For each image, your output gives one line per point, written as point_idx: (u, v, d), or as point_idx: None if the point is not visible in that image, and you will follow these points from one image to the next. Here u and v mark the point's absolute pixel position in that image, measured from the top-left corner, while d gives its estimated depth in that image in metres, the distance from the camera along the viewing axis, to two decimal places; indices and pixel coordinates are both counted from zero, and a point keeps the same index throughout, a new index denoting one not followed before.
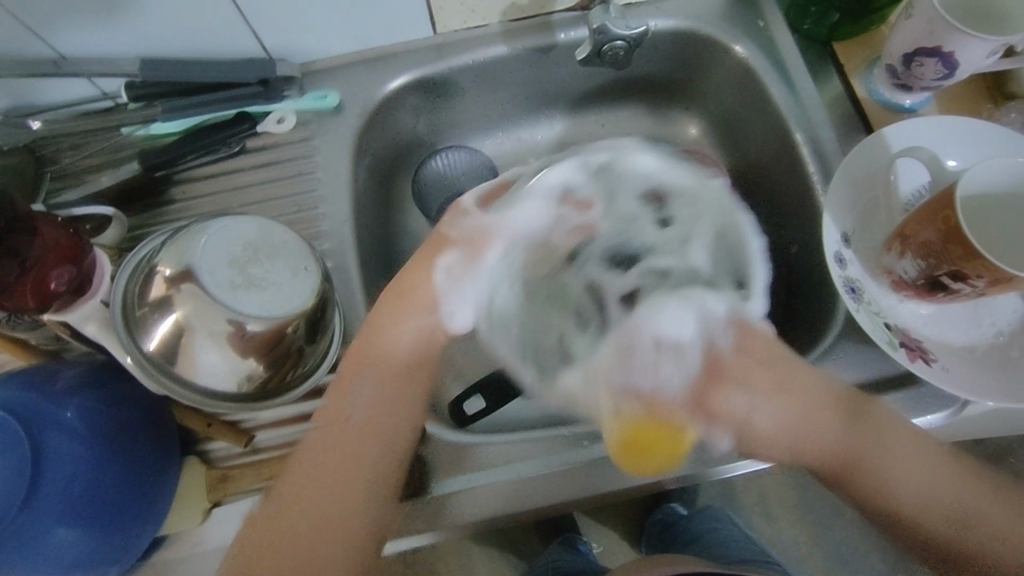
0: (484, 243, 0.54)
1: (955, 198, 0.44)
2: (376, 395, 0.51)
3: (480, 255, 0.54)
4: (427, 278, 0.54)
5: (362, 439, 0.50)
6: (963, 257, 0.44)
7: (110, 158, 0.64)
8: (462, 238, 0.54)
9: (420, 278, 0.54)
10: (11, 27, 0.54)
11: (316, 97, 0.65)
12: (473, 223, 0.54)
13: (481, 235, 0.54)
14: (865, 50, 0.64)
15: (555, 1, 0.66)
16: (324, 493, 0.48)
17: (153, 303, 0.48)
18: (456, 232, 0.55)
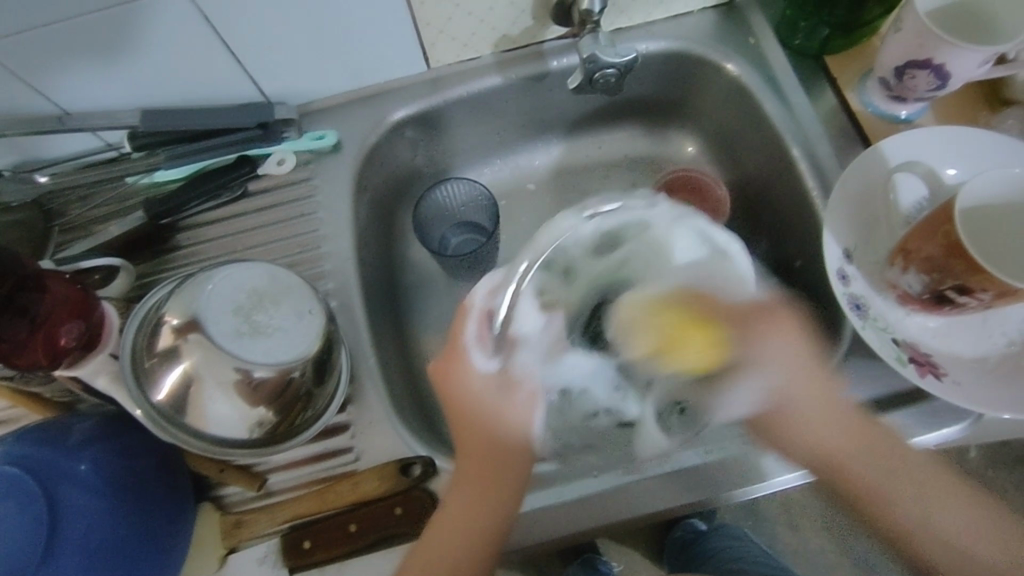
0: (513, 387, 0.48)
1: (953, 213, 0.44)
2: (465, 464, 0.49)
3: (519, 385, 0.48)
4: (471, 402, 0.48)
5: (462, 500, 0.48)
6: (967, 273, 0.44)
7: (115, 209, 0.65)
8: (477, 345, 0.48)
9: (470, 391, 0.48)
10: (16, 86, 0.55)
11: (314, 137, 0.66)
12: (488, 352, 0.48)
13: (510, 360, 0.48)
14: (859, 63, 0.64)
15: (546, 31, 0.66)
16: (451, 532, 0.47)
17: (161, 353, 0.48)
18: (482, 371, 0.48)
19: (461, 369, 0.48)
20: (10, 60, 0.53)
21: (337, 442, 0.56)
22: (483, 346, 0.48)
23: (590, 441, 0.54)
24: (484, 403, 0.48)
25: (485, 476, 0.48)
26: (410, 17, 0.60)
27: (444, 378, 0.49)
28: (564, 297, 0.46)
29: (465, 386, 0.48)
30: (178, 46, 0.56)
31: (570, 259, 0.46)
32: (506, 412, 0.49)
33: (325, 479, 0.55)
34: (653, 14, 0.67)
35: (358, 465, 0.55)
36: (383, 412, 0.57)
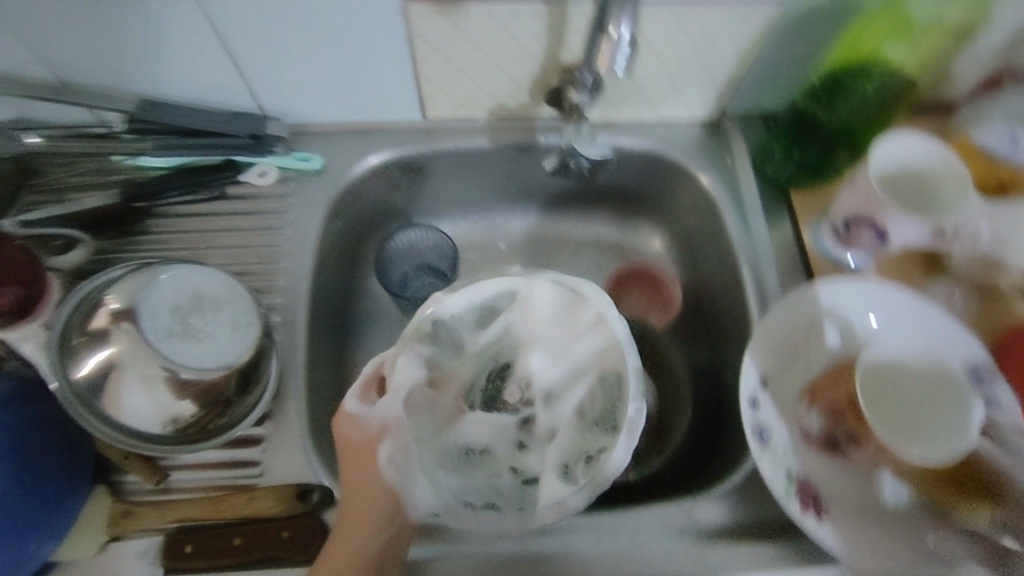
0: (390, 436, 0.54)
1: None
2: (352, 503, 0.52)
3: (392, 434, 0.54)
4: (358, 438, 0.53)
5: (360, 512, 0.51)
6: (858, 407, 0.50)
7: (94, 182, 0.67)
8: (358, 394, 0.55)
9: (353, 431, 0.53)
10: (27, 52, 0.58)
11: (301, 158, 0.69)
12: (366, 401, 0.55)
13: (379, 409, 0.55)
14: (821, 202, 0.67)
15: (540, 109, 0.70)
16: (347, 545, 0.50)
17: (90, 335, 0.50)
18: (364, 417, 0.54)
19: (343, 426, 0.54)
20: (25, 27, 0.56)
21: (245, 454, 0.57)
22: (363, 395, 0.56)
23: (492, 501, 0.54)
24: (359, 444, 0.53)
25: (355, 514, 0.51)
26: (413, 69, 0.64)
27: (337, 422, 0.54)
28: (454, 365, 0.61)
29: (353, 429, 0.54)
30: (188, 49, 0.60)
31: (451, 329, 0.59)
32: (376, 461, 0.53)
33: (224, 487, 0.56)
34: (642, 115, 0.71)
35: (259, 481, 0.56)
36: (297, 434, 0.58)
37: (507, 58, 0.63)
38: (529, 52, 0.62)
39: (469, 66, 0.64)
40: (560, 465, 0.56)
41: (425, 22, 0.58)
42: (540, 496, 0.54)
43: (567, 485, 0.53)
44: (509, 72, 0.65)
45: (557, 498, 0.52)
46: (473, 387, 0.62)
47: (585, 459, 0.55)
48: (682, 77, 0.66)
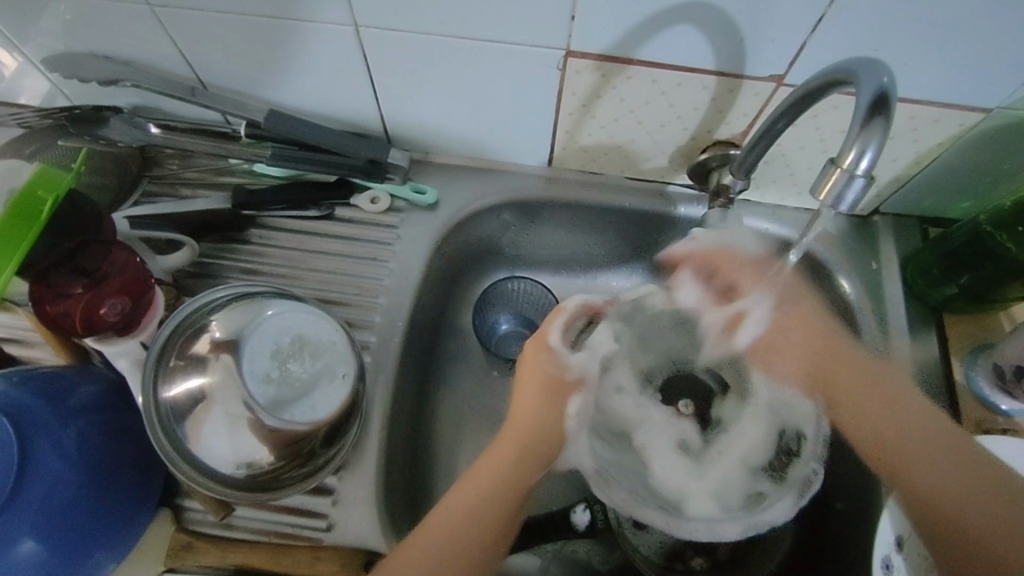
0: (574, 392, 0.56)
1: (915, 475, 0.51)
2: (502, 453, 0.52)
3: (571, 396, 0.55)
4: (545, 375, 0.55)
5: (478, 488, 0.50)
6: (966, 512, 0.48)
7: (206, 181, 0.66)
8: (563, 328, 0.57)
9: (548, 368, 0.55)
10: (169, 48, 0.57)
11: (416, 190, 0.65)
12: (564, 342, 0.57)
13: (581, 363, 0.57)
14: (977, 333, 0.60)
15: (676, 176, 0.65)
16: (449, 530, 0.47)
17: (189, 359, 0.48)
18: (569, 360, 0.56)
19: (540, 358, 0.56)
20: (172, 25, 0.54)
21: (315, 503, 0.54)
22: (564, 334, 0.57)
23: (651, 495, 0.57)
24: (555, 380, 0.55)
25: (533, 453, 0.52)
26: (553, 121, 0.60)
27: (529, 362, 0.56)
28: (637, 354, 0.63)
29: (541, 365, 0.55)
30: (328, 68, 0.57)
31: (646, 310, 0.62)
32: (570, 407, 0.55)
33: (287, 537, 0.53)
34: (786, 200, 0.65)
35: (326, 536, 0.53)
36: (371, 491, 0.54)
37: (658, 125, 0.58)
38: (684, 122, 0.57)
39: (614, 125, 0.59)
40: (715, 491, 0.58)
41: (579, 78, 0.54)
42: (687, 506, 0.57)
43: (720, 507, 0.56)
44: (654, 138, 0.60)
45: (708, 521, 0.56)
46: (655, 376, 0.65)
47: (745, 496, 0.57)
48: None
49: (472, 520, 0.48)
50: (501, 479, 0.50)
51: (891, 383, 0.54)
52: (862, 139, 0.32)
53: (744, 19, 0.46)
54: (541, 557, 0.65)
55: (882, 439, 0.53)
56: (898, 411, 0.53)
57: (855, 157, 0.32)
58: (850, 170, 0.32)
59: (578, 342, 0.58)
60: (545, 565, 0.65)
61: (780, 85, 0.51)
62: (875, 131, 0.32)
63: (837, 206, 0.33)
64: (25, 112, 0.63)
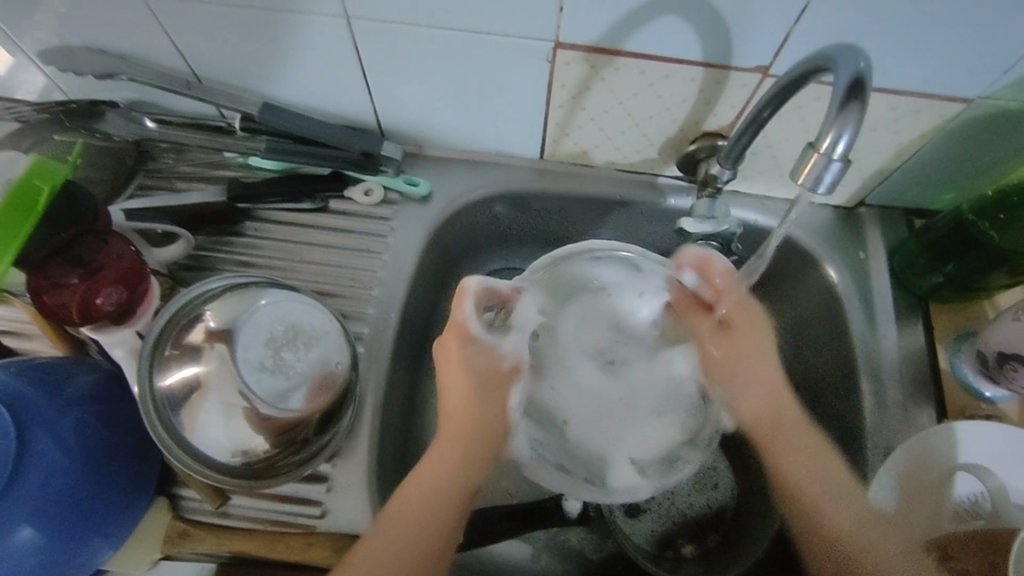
0: (510, 383, 0.55)
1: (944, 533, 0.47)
2: (448, 448, 0.52)
3: (505, 367, 0.55)
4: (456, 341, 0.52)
5: (429, 479, 0.50)
6: (837, 537, 0.48)
7: (201, 174, 0.66)
8: (473, 316, 0.53)
9: (469, 355, 0.52)
10: (163, 42, 0.57)
11: (409, 182, 0.66)
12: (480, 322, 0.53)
13: (502, 339, 0.56)
14: (961, 321, 0.61)
15: (665, 168, 0.65)
16: (402, 545, 0.48)
17: (184, 348, 0.49)
18: (484, 342, 0.54)
19: (449, 341, 0.52)
20: (168, 18, 0.55)
21: (309, 491, 0.55)
22: (474, 302, 0.52)
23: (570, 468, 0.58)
24: (488, 372, 0.54)
25: (458, 444, 0.52)
26: (543, 113, 0.60)
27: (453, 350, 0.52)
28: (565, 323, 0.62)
29: (460, 356, 0.52)
30: (320, 60, 0.58)
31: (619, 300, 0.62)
32: (511, 400, 0.55)
33: (282, 524, 0.54)
34: (774, 191, 0.66)
35: (319, 523, 0.54)
36: (364, 479, 0.55)
37: (646, 117, 0.58)
38: (672, 113, 0.57)
39: (603, 117, 0.60)
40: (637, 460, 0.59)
41: (569, 70, 0.54)
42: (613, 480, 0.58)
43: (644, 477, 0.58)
44: (644, 130, 0.60)
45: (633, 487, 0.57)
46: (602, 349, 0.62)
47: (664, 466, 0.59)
48: None
49: (418, 521, 0.49)
50: (446, 476, 0.51)
51: (801, 436, 0.52)
52: (838, 124, 0.34)
53: (731, 11, 0.47)
54: (533, 545, 0.66)
55: (766, 421, 0.53)
56: (764, 389, 0.54)
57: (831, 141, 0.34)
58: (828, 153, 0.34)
59: (504, 324, 0.57)
60: (537, 553, 0.66)
61: (766, 76, 0.52)
62: (851, 115, 0.33)
63: (815, 187, 0.35)
64: (21, 107, 0.64)
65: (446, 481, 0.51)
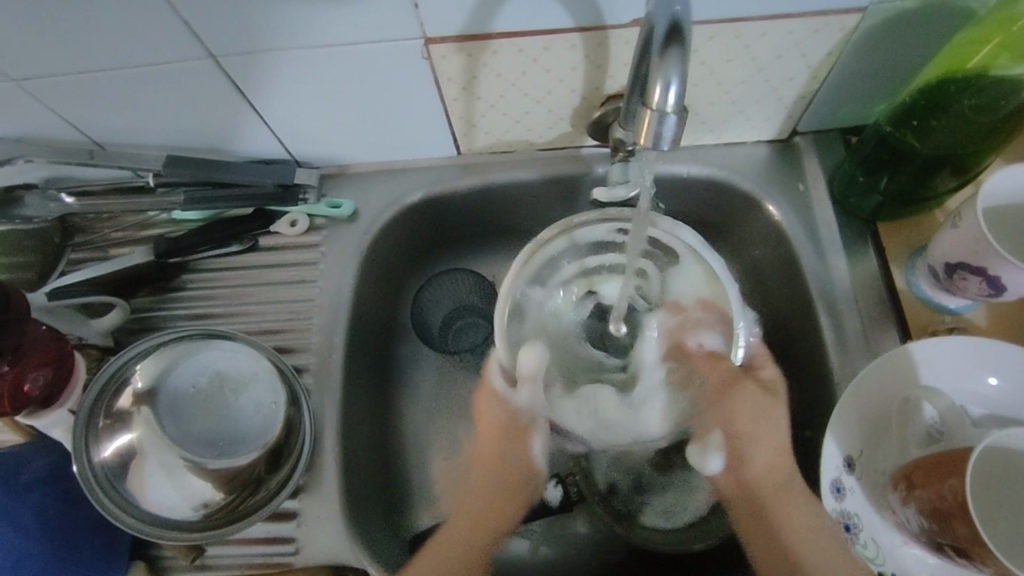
0: (533, 429, 0.58)
1: (916, 464, 0.44)
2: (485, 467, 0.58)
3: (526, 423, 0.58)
4: (510, 441, 0.57)
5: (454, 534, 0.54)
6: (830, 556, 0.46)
7: (131, 237, 0.66)
8: (502, 374, 0.58)
9: (502, 409, 0.58)
10: (53, 117, 0.57)
11: (332, 205, 0.65)
12: (508, 383, 0.58)
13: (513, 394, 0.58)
14: (914, 236, 0.59)
15: (585, 139, 0.64)
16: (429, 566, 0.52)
17: (114, 416, 0.50)
18: (514, 400, 0.58)
19: (485, 400, 0.58)
20: (48, 94, 0.55)
21: (281, 529, 0.55)
22: (505, 378, 0.58)
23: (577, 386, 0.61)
24: (506, 424, 0.58)
25: (506, 476, 0.58)
26: (442, 110, 0.59)
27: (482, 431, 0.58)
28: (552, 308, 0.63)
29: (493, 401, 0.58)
30: (207, 104, 0.57)
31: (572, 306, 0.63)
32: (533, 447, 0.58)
33: (261, 567, 0.54)
34: (701, 139, 0.63)
35: (295, 559, 0.54)
36: (332, 507, 0.55)
37: (544, 93, 0.57)
38: (568, 84, 0.56)
39: (503, 102, 0.58)
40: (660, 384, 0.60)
41: (449, 63, 0.53)
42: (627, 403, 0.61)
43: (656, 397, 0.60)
44: (548, 105, 0.58)
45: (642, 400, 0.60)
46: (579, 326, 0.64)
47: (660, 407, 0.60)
48: (746, 99, 0.58)
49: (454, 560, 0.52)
50: (490, 503, 0.57)
51: (771, 438, 0.51)
52: (664, 70, 0.37)
53: None
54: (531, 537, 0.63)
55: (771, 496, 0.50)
56: (774, 439, 0.51)
57: (662, 94, 0.37)
58: (659, 109, 0.37)
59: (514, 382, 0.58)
60: (536, 545, 0.63)
61: None
62: (672, 62, 0.36)
63: (659, 145, 0.38)
64: None
65: (494, 502, 0.57)
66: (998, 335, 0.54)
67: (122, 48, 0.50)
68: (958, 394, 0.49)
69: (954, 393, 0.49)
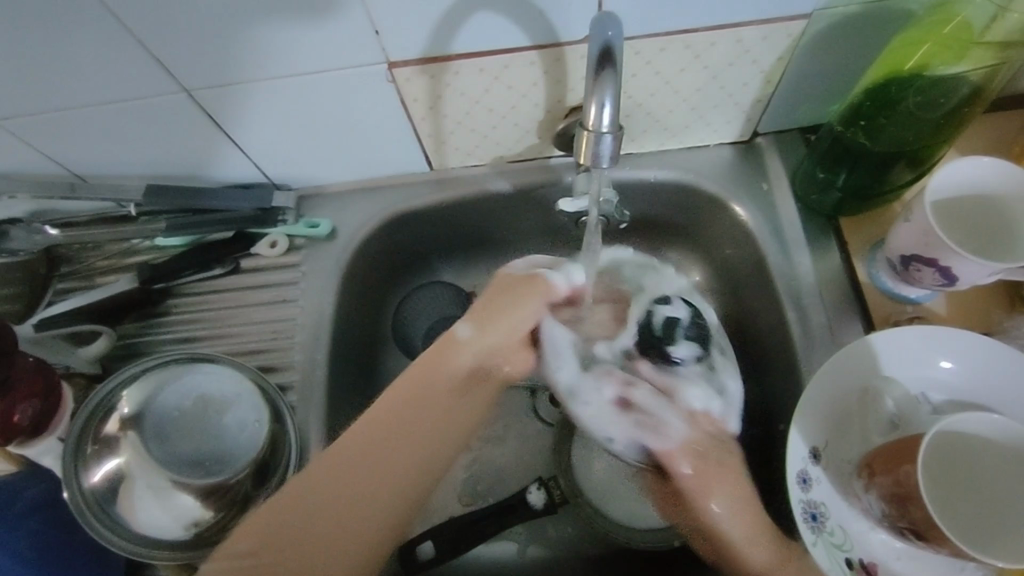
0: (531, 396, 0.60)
1: (875, 452, 0.46)
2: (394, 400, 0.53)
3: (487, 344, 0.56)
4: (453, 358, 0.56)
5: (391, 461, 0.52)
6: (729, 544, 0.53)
7: (116, 266, 0.68)
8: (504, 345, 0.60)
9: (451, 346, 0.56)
10: (33, 153, 0.59)
11: (310, 225, 0.67)
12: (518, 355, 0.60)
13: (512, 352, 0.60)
14: (874, 229, 0.60)
15: (553, 149, 0.65)
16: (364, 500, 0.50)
17: (102, 442, 0.51)
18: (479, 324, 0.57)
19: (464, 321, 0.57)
20: (27, 132, 0.56)
21: None
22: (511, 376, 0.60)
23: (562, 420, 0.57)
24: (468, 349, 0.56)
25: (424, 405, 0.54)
26: (411, 129, 0.61)
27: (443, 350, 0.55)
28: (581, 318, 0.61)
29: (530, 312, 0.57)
30: (182, 133, 0.58)
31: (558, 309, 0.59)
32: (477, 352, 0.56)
33: None
34: (666, 144, 0.65)
35: None
36: None
37: (508, 108, 0.58)
38: (532, 99, 0.57)
39: (470, 118, 0.60)
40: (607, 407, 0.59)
41: (414, 84, 0.55)
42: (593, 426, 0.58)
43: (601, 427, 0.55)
44: (514, 120, 0.60)
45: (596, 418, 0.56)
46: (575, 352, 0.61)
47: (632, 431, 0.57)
48: (705, 104, 0.60)
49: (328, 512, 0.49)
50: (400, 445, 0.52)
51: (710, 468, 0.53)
52: (597, 92, 0.38)
53: None
54: (517, 540, 0.65)
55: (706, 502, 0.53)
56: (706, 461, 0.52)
57: (599, 115, 0.39)
58: (596, 130, 0.39)
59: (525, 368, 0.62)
60: (523, 547, 0.65)
61: None
62: (606, 85, 0.38)
63: (600, 162, 0.41)
64: None
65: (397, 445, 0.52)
66: (958, 322, 0.56)
67: (95, 85, 0.52)
68: (917, 381, 0.51)
69: (912, 381, 0.51)
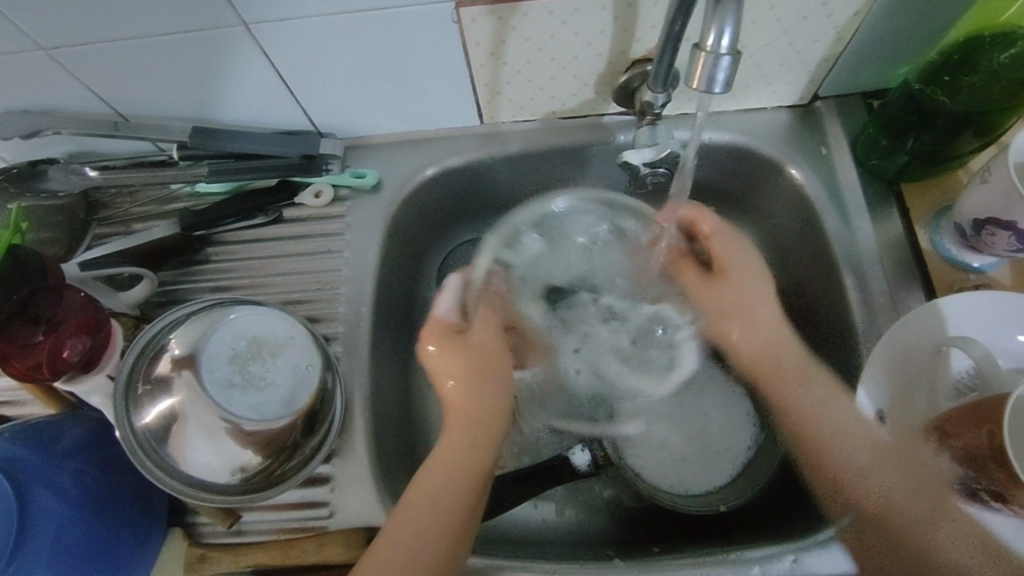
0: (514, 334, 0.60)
1: (952, 413, 0.45)
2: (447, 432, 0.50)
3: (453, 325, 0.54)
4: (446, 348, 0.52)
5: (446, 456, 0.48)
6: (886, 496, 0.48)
7: (154, 211, 0.66)
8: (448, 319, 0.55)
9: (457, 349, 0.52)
10: (76, 87, 0.57)
11: (356, 175, 0.65)
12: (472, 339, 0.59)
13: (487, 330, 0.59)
14: (937, 197, 0.59)
15: (608, 105, 0.64)
16: (430, 498, 0.46)
17: (153, 382, 0.50)
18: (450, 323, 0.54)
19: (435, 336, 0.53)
20: (72, 63, 0.54)
21: (316, 494, 0.55)
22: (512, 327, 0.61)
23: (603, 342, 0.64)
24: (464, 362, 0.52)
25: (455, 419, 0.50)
26: (467, 77, 0.59)
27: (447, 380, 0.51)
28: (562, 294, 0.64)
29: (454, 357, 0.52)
30: (231, 71, 0.57)
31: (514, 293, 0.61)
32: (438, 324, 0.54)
33: (296, 530, 0.55)
34: (725, 104, 0.63)
35: (330, 522, 0.55)
36: (365, 470, 0.56)
37: (570, 58, 0.57)
38: (594, 48, 0.56)
39: (528, 67, 0.58)
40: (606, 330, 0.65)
41: (477, 26, 0.53)
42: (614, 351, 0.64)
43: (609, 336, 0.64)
44: (573, 71, 0.59)
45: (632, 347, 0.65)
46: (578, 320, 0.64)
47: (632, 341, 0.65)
48: (770, 62, 0.58)
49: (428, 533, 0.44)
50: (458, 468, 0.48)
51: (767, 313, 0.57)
52: (717, 19, 0.39)
53: None
54: (555, 503, 0.64)
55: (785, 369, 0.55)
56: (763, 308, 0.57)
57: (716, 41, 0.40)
58: (714, 52, 0.40)
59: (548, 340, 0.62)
60: (561, 508, 0.64)
61: None
62: (727, 10, 0.39)
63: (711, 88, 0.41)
64: None
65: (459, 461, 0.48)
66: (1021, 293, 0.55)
67: (149, 13, 0.50)
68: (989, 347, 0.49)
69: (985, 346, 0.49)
